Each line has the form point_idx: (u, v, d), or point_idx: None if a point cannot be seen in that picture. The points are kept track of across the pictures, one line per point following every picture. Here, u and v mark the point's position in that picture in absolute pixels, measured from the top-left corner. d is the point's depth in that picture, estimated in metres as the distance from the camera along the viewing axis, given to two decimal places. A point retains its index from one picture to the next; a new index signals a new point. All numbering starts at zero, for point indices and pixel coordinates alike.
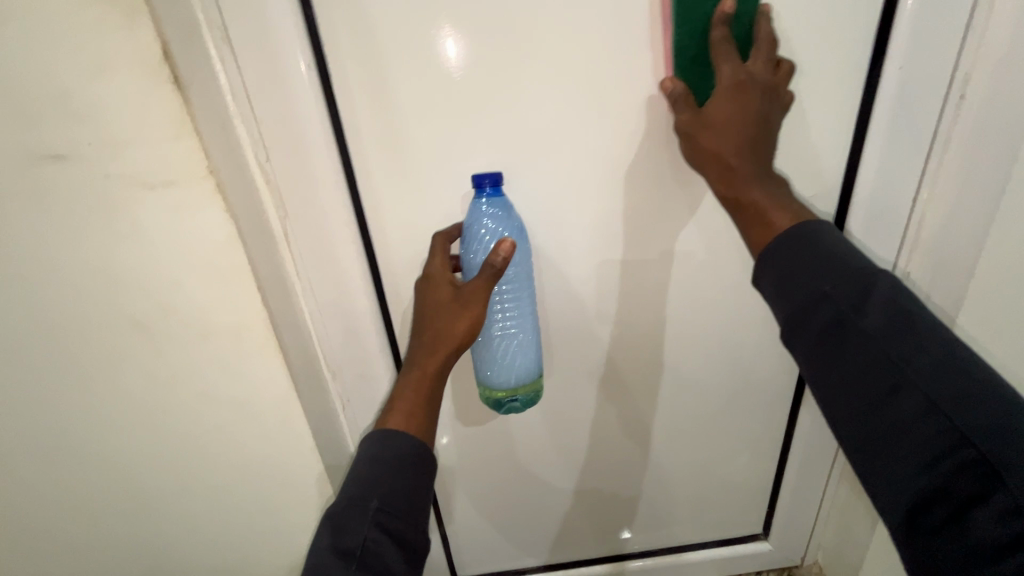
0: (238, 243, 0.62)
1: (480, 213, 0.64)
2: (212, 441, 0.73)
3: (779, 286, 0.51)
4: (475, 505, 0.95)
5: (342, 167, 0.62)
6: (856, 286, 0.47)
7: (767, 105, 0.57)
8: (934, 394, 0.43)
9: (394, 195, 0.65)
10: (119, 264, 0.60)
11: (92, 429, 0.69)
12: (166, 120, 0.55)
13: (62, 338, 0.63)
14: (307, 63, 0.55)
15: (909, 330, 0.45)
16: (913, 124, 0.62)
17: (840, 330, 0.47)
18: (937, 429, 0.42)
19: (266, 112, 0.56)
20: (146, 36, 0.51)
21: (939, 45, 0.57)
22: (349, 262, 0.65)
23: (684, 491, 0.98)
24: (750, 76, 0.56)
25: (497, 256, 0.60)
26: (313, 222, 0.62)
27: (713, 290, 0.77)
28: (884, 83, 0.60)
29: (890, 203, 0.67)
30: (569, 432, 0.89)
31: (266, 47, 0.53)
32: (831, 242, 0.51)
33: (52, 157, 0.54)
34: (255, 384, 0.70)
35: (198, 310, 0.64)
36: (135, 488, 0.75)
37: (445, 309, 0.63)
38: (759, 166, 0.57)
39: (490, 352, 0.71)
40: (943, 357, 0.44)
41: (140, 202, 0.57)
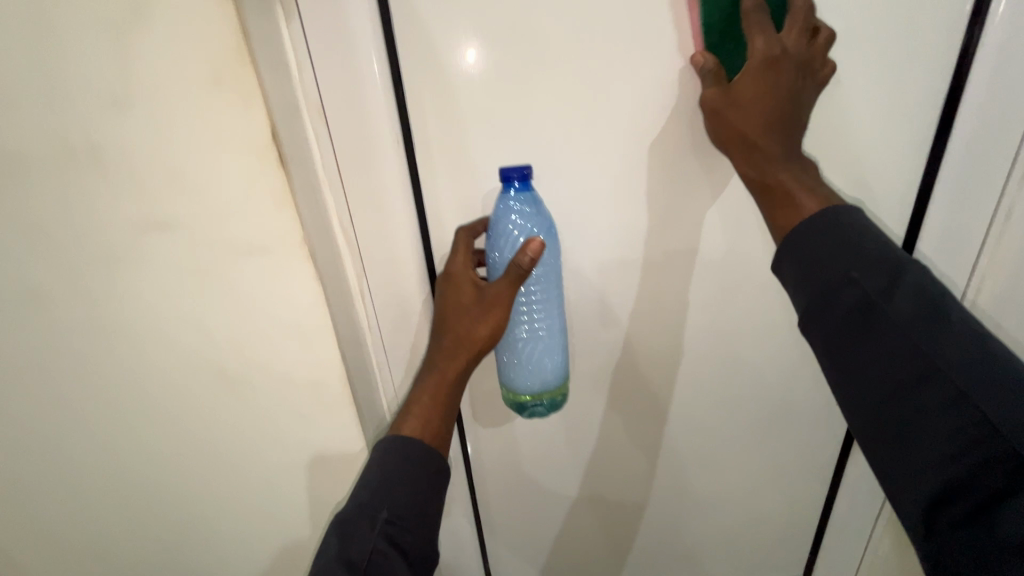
0: (302, 239, 0.61)
1: (508, 208, 0.61)
2: (261, 452, 0.74)
3: (801, 269, 0.53)
4: (515, 532, 0.94)
5: (409, 183, 0.62)
6: (885, 271, 0.49)
7: (803, 82, 0.55)
8: (962, 383, 0.45)
9: (454, 214, 0.65)
10: (186, 264, 0.61)
11: (147, 428, 0.71)
12: (267, 194, 0.58)
13: (143, 359, 0.66)
14: (382, 74, 0.56)
15: (939, 315, 0.47)
16: (995, 145, 0.60)
17: (867, 314, 0.49)
18: (964, 418, 0.44)
19: (337, 119, 0.57)
20: (257, 120, 0.55)
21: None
22: (411, 274, 0.66)
23: (722, 536, 0.96)
24: (785, 50, 0.53)
25: (525, 256, 0.58)
26: (381, 236, 0.63)
27: (764, 327, 0.76)
28: (968, 101, 0.59)
29: (964, 224, 0.64)
30: (613, 461, 0.88)
31: (344, 58, 0.55)
32: (857, 223, 0.51)
33: (159, 223, 0.59)
34: (306, 391, 0.70)
35: (259, 309, 0.64)
36: (186, 489, 0.76)
37: (468, 314, 0.62)
38: (788, 146, 0.56)
39: (515, 355, 0.70)
40: (972, 346, 0.46)
41: (234, 263, 0.61)
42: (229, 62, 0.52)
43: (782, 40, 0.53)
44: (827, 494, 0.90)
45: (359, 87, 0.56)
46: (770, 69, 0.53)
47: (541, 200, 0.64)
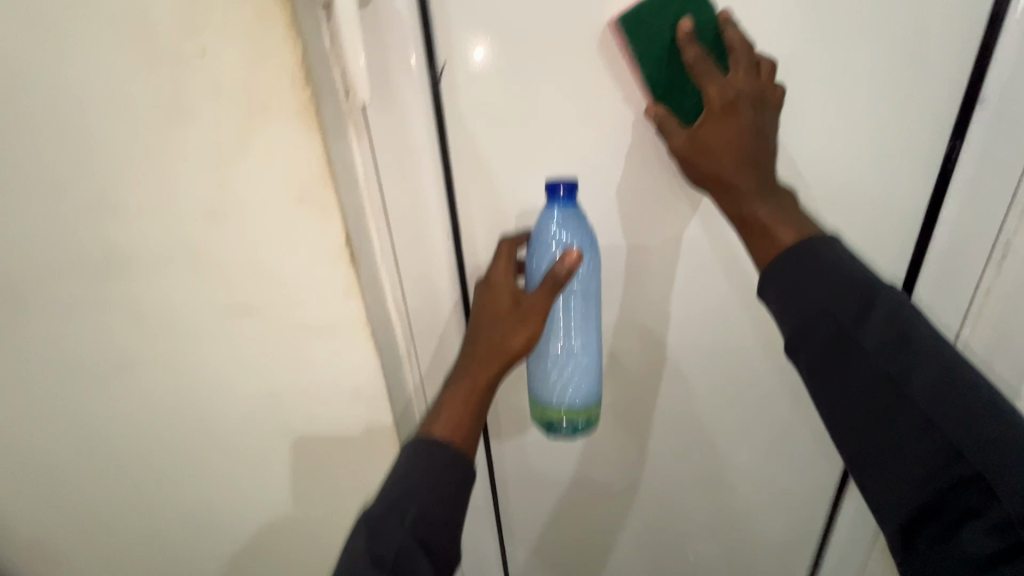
0: (341, 255, 0.64)
1: (549, 223, 0.68)
2: (292, 449, 0.80)
3: (783, 300, 0.57)
4: (531, 531, 1.01)
5: (447, 218, 0.73)
6: (859, 307, 0.53)
7: (762, 114, 0.59)
8: (930, 412, 0.50)
9: (490, 239, 0.75)
10: (236, 278, 0.66)
11: (192, 419, 0.77)
12: (338, 283, 0.66)
13: (216, 399, 0.75)
14: (425, 113, 0.67)
15: (909, 349, 0.51)
16: (988, 200, 0.65)
17: (841, 345, 0.54)
18: (934, 444, 0.51)
19: (383, 148, 0.68)
20: (334, 233, 0.63)
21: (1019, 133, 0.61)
22: (445, 292, 0.78)
23: (725, 554, 1.02)
24: (737, 91, 0.58)
25: (562, 266, 0.66)
26: (419, 261, 0.75)
27: (767, 360, 0.82)
28: (964, 158, 0.64)
29: (955, 275, 0.70)
30: (627, 469, 0.94)
31: (393, 98, 0.65)
32: (836, 257, 0.56)
33: (246, 311, 0.68)
34: (338, 400, 0.75)
35: (303, 322, 0.69)
36: (224, 480, 0.83)
37: (505, 320, 0.70)
38: (761, 181, 0.61)
39: (547, 364, 0.76)
40: (941, 377, 0.50)
41: (307, 341, 0.70)
42: (315, 189, 0.60)
43: (730, 83, 0.58)
44: (823, 521, 0.95)
45: (407, 140, 0.67)
46: (729, 112, 0.58)
47: (585, 216, 0.70)
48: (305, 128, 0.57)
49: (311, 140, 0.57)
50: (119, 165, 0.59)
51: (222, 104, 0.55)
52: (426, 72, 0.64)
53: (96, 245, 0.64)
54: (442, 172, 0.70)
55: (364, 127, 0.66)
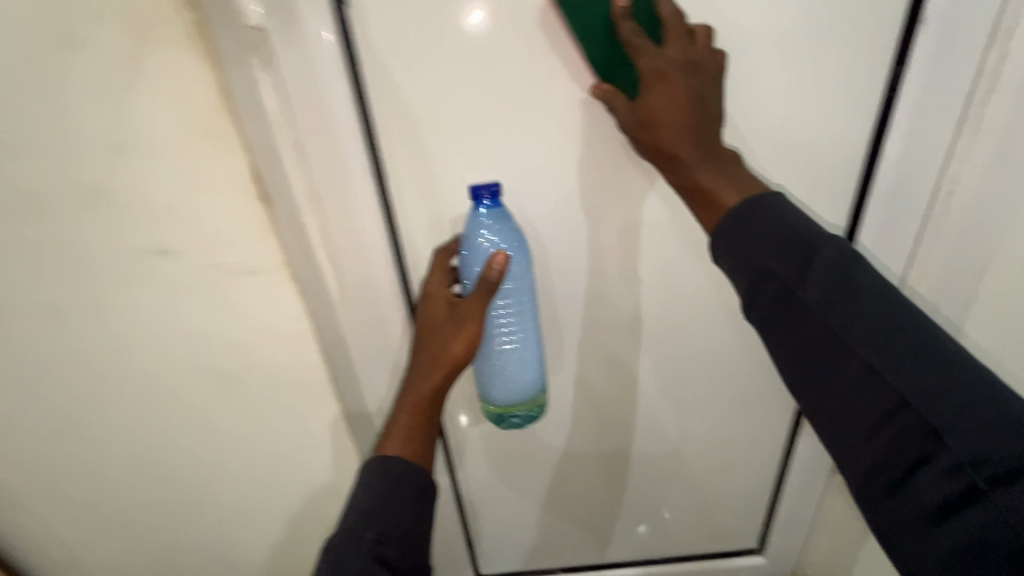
0: (269, 232, 0.62)
1: (478, 226, 0.66)
2: (248, 425, 0.79)
3: (733, 259, 0.56)
4: (491, 498, 1.01)
5: (381, 202, 0.67)
6: (798, 260, 0.52)
7: (697, 81, 0.58)
8: (871, 358, 0.49)
9: (430, 218, 0.70)
10: (160, 254, 0.63)
11: (140, 400, 0.75)
12: (255, 227, 0.61)
13: (164, 379, 0.73)
14: (345, 87, 0.60)
15: (848, 296, 0.50)
16: (921, 155, 0.67)
17: (786, 301, 0.52)
18: (878, 391, 0.48)
19: (303, 123, 0.60)
20: (241, 169, 0.58)
21: (949, 90, 0.63)
22: (388, 283, 0.73)
23: (686, 509, 1.06)
24: (669, 61, 0.57)
25: (492, 270, 0.62)
26: (357, 252, 0.69)
27: (717, 324, 0.83)
28: (896, 116, 0.66)
29: (898, 225, 0.73)
30: (586, 434, 0.95)
31: (306, 65, 0.58)
32: (779, 212, 0.55)
33: (164, 253, 0.63)
34: (282, 376, 0.74)
35: (233, 301, 0.66)
36: (182, 458, 0.82)
37: (445, 328, 0.67)
38: (705, 148, 0.59)
39: (491, 363, 0.75)
40: (880, 321, 0.49)
41: (232, 287, 0.65)
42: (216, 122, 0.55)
43: (664, 54, 0.56)
44: (777, 467, 0.99)
45: (327, 118, 0.61)
46: (663, 83, 0.57)
47: (512, 216, 0.68)
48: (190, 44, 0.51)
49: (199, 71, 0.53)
50: (14, 130, 0.55)
51: (104, 28, 0.50)
52: (339, 40, 0.57)
53: (13, 222, 0.60)
54: (369, 150, 0.64)
55: (286, 101, 0.59)
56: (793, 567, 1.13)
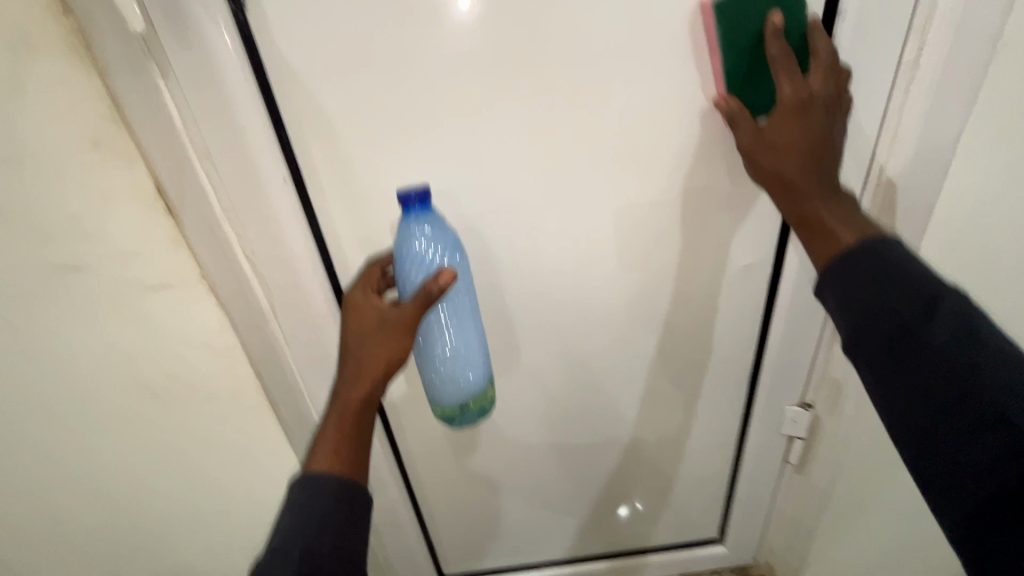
0: (178, 239, 0.61)
1: (413, 232, 0.63)
2: (184, 447, 0.76)
3: (841, 299, 0.52)
4: (450, 502, 1.01)
5: (303, 213, 0.66)
6: (921, 302, 0.48)
7: (832, 118, 0.57)
8: (1000, 403, 0.44)
9: (354, 223, 0.68)
10: (67, 274, 0.60)
11: (59, 435, 0.71)
12: (163, 235, 0.60)
13: (84, 406, 0.69)
14: (251, 89, 0.58)
15: (981, 341, 0.45)
16: (872, 56, 0.59)
17: (905, 341, 0.48)
18: (1001, 437, 0.44)
19: (208, 129, 0.58)
20: (140, 176, 0.57)
21: (868, 85, 0.60)
22: (320, 297, 0.71)
23: (648, 501, 1.06)
24: (813, 93, 0.56)
25: (435, 284, 0.59)
26: (280, 263, 0.67)
27: (663, 320, 0.82)
28: (844, 8, 0.57)
29: (847, 157, 0.65)
30: (539, 434, 0.93)
31: (205, 68, 0.55)
32: (896, 256, 0.51)
33: (70, 269, 0.60)
34: (214, 390, 0.72)
35: (152, 317, 0.64)
36: (114, 489, 0.78)
37: (371, 337, 0.64)
38: (823, 178, 0.58)
39: (436, 371, 0.71)
40: (1011, 368, 0.44)
41: (147, 301, 0.63)
42: (107, 130, 0.54)
43: (808, 84, 0.56)
44: (732, 456, 0.99)
45: (237, 127, 0.59)
46: (796, 111, 0.56)
47: (443, 219, 0.66)
48: (72, 54, 0.51)
49: (89, 81, 0.52)
50: None
51: None
52: (238, 42, 0.55)
53: None
54: (283, 154, 0.62)
55: (187, 108, 0.57)
56: (755, 555, 1.13)
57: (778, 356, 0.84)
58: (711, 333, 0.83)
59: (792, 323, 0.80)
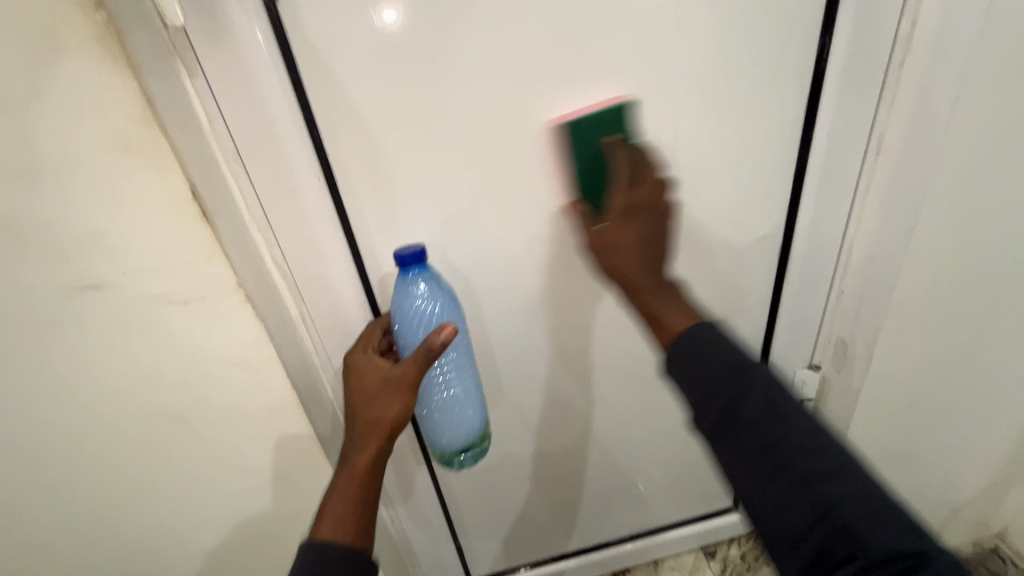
0: (215, 250, 0.56)
1: (410, 290, 0.63)
2: (213, 470, 0.72)
3: (681, 375, 0.51)
4: (478, 503, 0.99)
5: (335, 213, 0.64)
6: (732, 375, 0.48)
7: (647, 226, 0.62)
8: (827, 493, 0.42)
9: (383, 223, 0.66)
10: (89, 295, 0.56)
11: (78, 468, 0.66)
12: (197, 246, 0.56)
13: (103, 435, 0.64)
14: (283, 85, 0.56)
15: (776, 413, 0.46)
16: (853, 106, 0.69)
17: (748, 425, 0.46)
18: (825, 526, 0.42)
19: (237, 123, 0.56)
20: (176, 184, 0.53)
21: (869, 58, 0.65)
22: (352, 298, 0.69)
23: (661, 479, 1.08)
24: (632, 204, 0.62)
25: (436, 337, 0.59)
26: (311, 265, 0.65)
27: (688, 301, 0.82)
28: (831, 67, 0.66)
29: (834, 190, 0.75)
30: (566, 424, 0.93)
31: (236, 64, 0.53)
32: (714, 336, 0.51)
33: (94, 288, 0.55)
34: (246, 408, 0.68)
35: (180, 336, 0.60)
36: (139, 520, 0.73)
37: (376, 397, 0.62)
38: (662, 279, 0.61)
39: (435, 422, 0.72)
40: (824, 457, 0.44)
41: (175, 317, 0.59)
42: (140, 135, 0.50)
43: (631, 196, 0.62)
44: None
45: (269, 127, 0.57)
46: (625, 219, 0.61)
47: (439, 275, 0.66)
48: (107, 54, 0.47)
49: (120, 80, 0.48)
50: None
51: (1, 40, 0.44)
52: (271, 38, 0.53)
53: None
54: (314, 153, 0.60)
55: (217, 104, 0.55)
56: None
57: (789, 317, 0.87)
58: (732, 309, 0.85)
59: (803, 291, 0.84)
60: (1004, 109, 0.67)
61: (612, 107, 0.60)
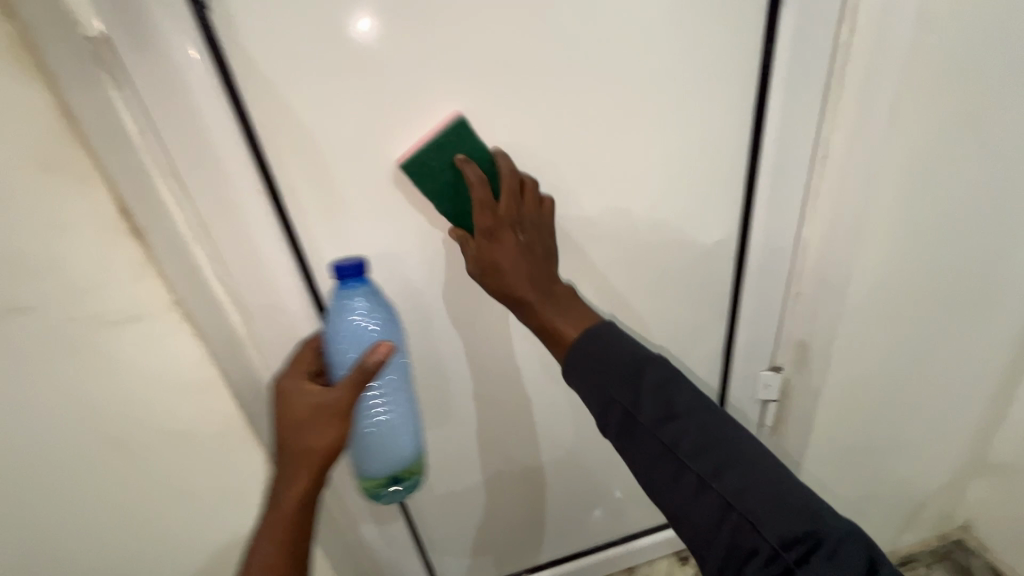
0: (149, 268, 0.54)
1: (347, 306, 0.61)
2: (159, 500, 0.69)
3: (585, 383, 0.59)
4: (447, 520, 0.96)
5: (280, 225, 0.62)
6: (630, 381, 0.57)
7: (522, 236, 0.62)
8: (701, 469, 0.53)
9: (330, 234, 0.64)
10: (13, 319, 0.53)
11: (9, 505, 0.62)
12: (129, 265, 0.54)
13: (35, 468, 0.61)
14: (218, 95, 0.54)
15: (671, 417, 0.55)
16: (800, 103, 0.69)
17: (640, 423, 0.56)
18: (706, 495, 0.53)
19: (171, 137, 0.54)
20: (102, 200, 0.50)
21: (813, 63, 0.66)
22: (301, 313, 0.68)
23: (631, 486, 1.07)
24: (500, 221, 0.61)
25: (373, 356, 0.57)
26: (256, 281, 0.64)
27: (646, 305, 0.83)
28: (777, 63, 0.66)
29: (785, 188, 0.75)
30: (531, 433, 0.92)
31: (165, 75, 0.52)
32: (617, 342, 0.59)
33: (18, 312, 0.53)
34: (190, 432, 0.65)
35: (115, 359, 0.58)
36: (79, 558, 0.69)
37: (305, 430, 0.59)
38: (549, 292, 0.63)
39: (368, 445, 0.69)
40: (703, 437, 0.54)
41: (112, 339, 0.57)
42: (60, 152, 0.48)
43: (499, 214, 0.61)
44: None
45: (204, 139, 0.55)
46: (495, 239, 0.61)
47: (378, 291, 0.64)
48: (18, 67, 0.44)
49: (36, 98, 0.46)
50: None
51: None
52: (203, 47, 0.52)
53: None
54: (255, 165, 0.58)
55: (148, 118, 0.53)
56: None
57: (749, 317, 0.87)
58: (691, 312, 0.85)
59: (759, 290, 0.84)
60: (947, 108, 0.68)
61: (453, 125, 0.60)
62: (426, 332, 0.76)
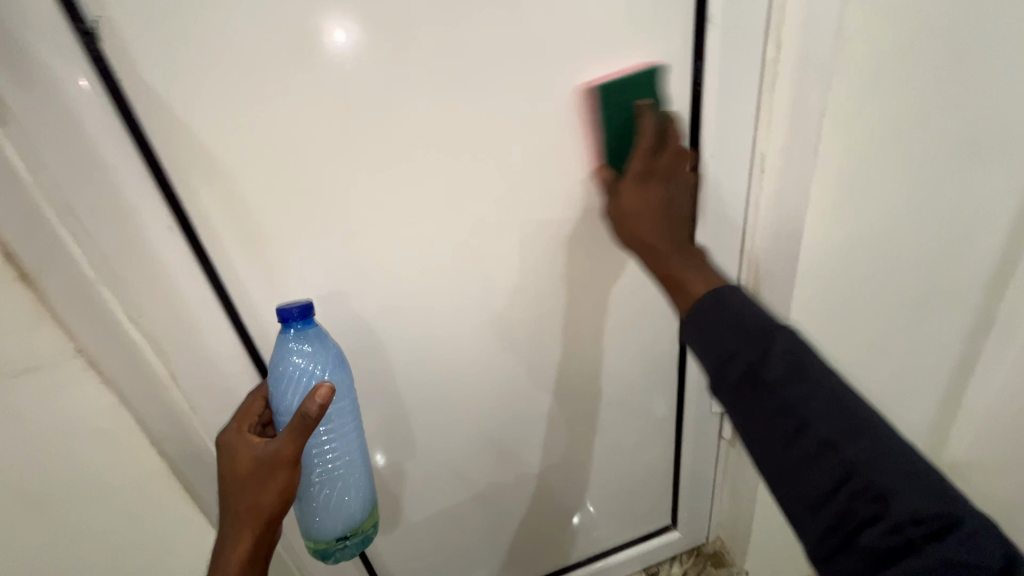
0: (40, 313, 0.52)
1: (288, 350, 0.59)
2: (78, 559, 0.64)
3: (699, 344, 0.51)
4: (402, 552, 0.93)
5: (197, 260, 0.58)
6: (755, 339, 0.47)
7: (667, 187, 0.62)
8: (827, 432, 0.41)
9: (254, 269, 0.61)
10: None
11: None
12: (19, 310, 0.51)
13: None
14: (116, 129, 0.51)
15: (802, 374, 0.44)
16: (734, 111, 0.68)
17: (758, 382, 0.45)
18: (832, 465, 0.41)
19: (66, 175, 0.51)
20: None
21: (744, 71, 0.65)
22: (228, 352, 0.64)
23: (596, 505, 1.04)
24: (648, 167, 0.61)
25: (312, 403, 0.52)
26: (174, 321, 0.60)
27: (594, 321, 0.81)
28: (708, 70, 0.65)
29: (727, 196, 0.74)
30: (488, 460, 0.89)
31: (54, 109, 0.48)
32: (741, 304, 0.50)
33: None
34: (108, 484, 0.61)
35: (15, 413, 0.54)
36: None
37: (245, 481, 0.56)
38: (677, 240, 0.60)
39: (317, 495, 0.66)
40: (833, 401, 0.43)
41: (13, 393, 0.53)
42: None
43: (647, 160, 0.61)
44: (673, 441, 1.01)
45: (104, 175, 0.52)
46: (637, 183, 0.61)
47: (325, 333, 0.62)
48: None
49: None
50: None
51: None
52: (95, 78, 0.48)
53: None
54: (165, 200, 0.55)
55: (39, 156, 0.49)
56: (706, 533, 1.17)
57: None
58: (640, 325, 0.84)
59: None
60: (886, 115, 0.67)
61: (645, 71, 0.61)
62: (367, 362, 0.72)
